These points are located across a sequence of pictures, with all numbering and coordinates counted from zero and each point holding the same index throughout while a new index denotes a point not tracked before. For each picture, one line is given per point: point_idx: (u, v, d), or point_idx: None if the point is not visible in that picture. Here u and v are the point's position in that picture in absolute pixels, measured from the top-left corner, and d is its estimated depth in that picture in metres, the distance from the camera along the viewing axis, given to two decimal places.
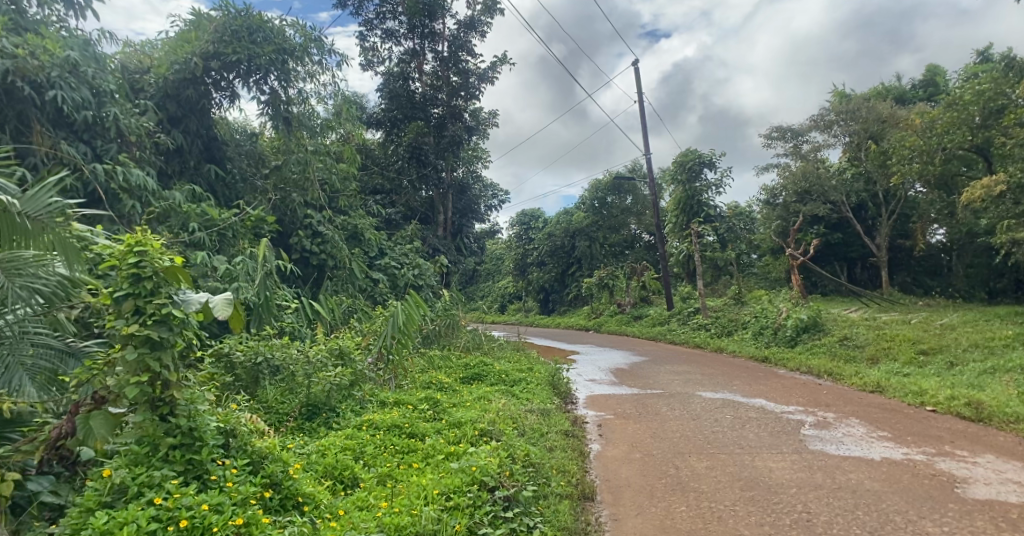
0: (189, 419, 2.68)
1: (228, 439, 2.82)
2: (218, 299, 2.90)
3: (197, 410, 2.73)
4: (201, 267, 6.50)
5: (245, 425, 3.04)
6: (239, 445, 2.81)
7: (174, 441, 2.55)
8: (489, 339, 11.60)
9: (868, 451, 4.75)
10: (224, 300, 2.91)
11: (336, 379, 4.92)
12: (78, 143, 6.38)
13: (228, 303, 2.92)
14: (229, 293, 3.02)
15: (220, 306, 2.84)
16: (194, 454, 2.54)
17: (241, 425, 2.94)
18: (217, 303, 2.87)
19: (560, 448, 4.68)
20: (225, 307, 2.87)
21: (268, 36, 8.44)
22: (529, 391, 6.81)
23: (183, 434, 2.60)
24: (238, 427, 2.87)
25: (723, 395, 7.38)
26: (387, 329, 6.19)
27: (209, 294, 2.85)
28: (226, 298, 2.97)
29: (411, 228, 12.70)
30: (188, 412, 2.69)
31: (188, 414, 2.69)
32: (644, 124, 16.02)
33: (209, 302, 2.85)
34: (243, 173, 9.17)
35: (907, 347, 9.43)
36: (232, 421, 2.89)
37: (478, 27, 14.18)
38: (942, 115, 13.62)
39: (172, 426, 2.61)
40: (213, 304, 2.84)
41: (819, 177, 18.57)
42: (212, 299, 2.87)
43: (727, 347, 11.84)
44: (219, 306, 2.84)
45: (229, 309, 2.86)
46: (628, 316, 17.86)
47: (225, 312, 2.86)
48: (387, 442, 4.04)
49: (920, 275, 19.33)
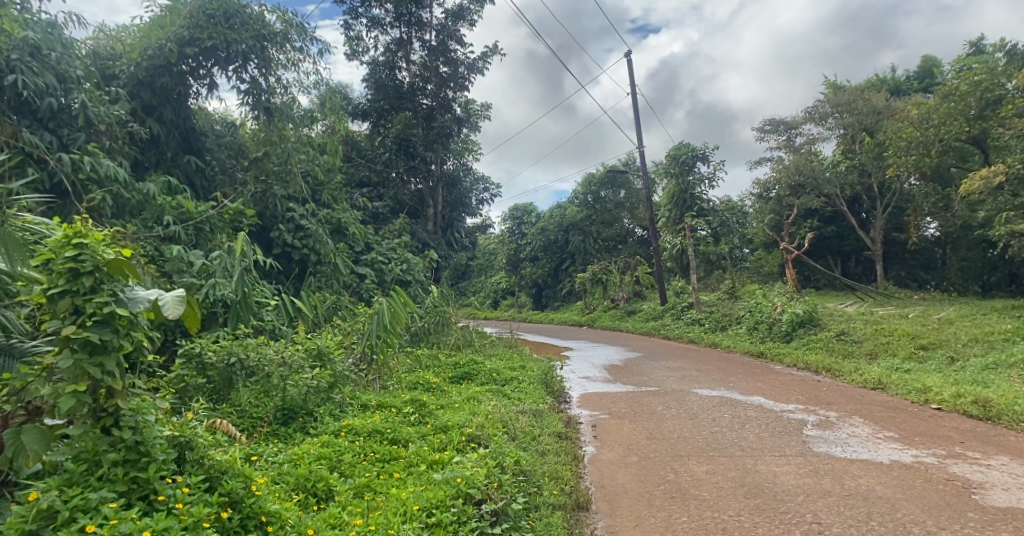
0: (135, 431, 2.37)
1: (182, 452, 2.51)
2: (169, 297, 2.52)
3: (145, 420, 2.42)
4: (175, 261, 6.17)
5: (205, 436, 2.73)
6: (194, 460, 2.49)
7: (116, 458, 2.25)
8: (480, 336, 11.34)
9: (876, 453, 4.53)
10: (177, 298, 2.52)
11: (312, 382, 4.67)
12: (43, 132, 6.04)
13: (182, 301, 2.54)
14: (185, 290, 2.64)
15: (172, 304, 2.46)
16: (140, 472, 2.24)
17: (198, 436, 2.62)
18: (169, 301, 2.49)
19: (552, 452, 4.42)
20: (179, 306, 2.50)
21: (246, 22, 8.09)
22: (520, 390, 6.54)
23: (128, 449, 2.30)
24: (195, 439, 2.55)
25: (719, 393, 7.16)
26: (372, 326, 5.89)
27: (159, 291, 2.49)
28: (180, 294, 2.60)
29: (399, 222, 12.40)
30: (135, 424, 2.38)
31: (135, 425, 2.38)
32: (637, 117, 15.81)
33: (159, 300, 2.48)
34: (223, 164, 8.87)
35: (906, 342, 9.26)
36: (189, 432, 2.59)
37: (467, 16, 13.84)
38: (938, 105, 13.46)
39: (116, 440, 2.31)
40: (164, 302, 2.47)
41: (813, 170, 18.40)
42: (163, 297, 2.50)
43: (721, 342, 11.64)
44: (171, 304, 2.46)
45: (182, 308, 2.47)
46: (621, 312, 17.65)
47: (178, 311, 2.48)
48: (367, 449, 3.77)
49: (915, 269, 19.22)
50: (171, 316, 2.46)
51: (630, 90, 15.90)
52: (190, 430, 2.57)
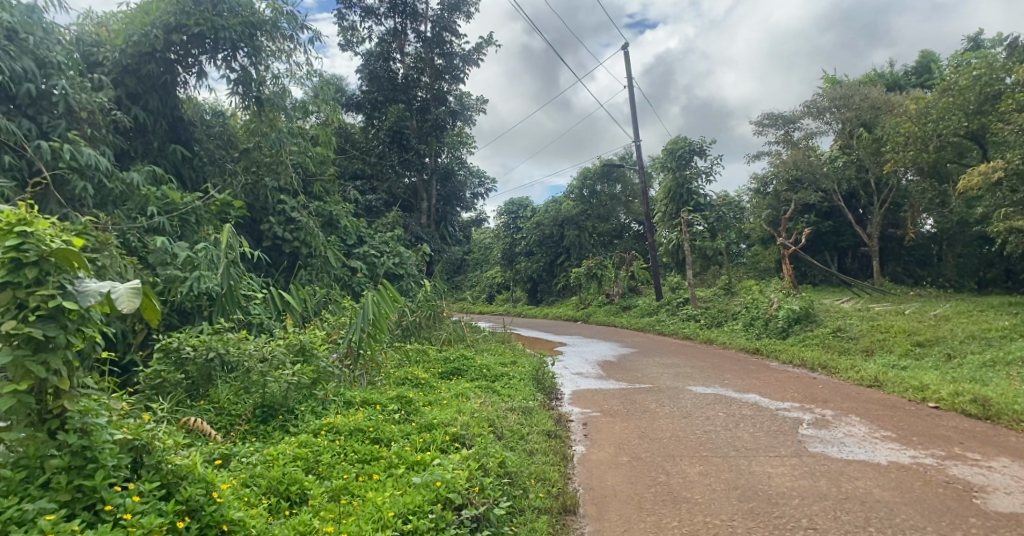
0: (84, 435, 2.22)
1: (137, 457, 2.36)
2: (124, 288, 2.34)
3: (95, 423, 2.26)
4: (159, 253, 5.96)
5: (163, 439, 2.57)
6: (151, 465, 2.34)
7: (59, 464, 2.10)
8: (473, 331, 11.24)
9: (873, 453, 4.41)
10: (133, 290, 2.35)
11: (294, 378, 4.52)
12: (21, 119, 5.84)
13: (138, 294, 2.37)
14: (142, 281, 2.46)
15: (125, 298, 2.28)
16: (85, 480, 2.09)
17: (155, 440, 2.47)
18: (123, 293, 2.32)
19: (540, 452, 4.30)
20: (134, 300, 2.32)
21: (234, 8, 7.88)
22: (510, 387, 6.41)
23: (73, 455, 2.14)
24: (152, 442, 2.40)
25: (714, 390, 7.05)
26: (359, 320, 5.72)
27: (112, 283, 2.31)
28: (137, 285, 2.43)
29: (391, 216, 12.24)
30: (85, 426, 2.23)
31: (84, 428, 2.23)
32: (633, 110, 15.68)
33: (113, 292, 2.30)
34: (212, 154, 8.67)
35: (902, 339, 9.15)
36: (147, 436, 2.44)
37: (462, 7, 13.64)
38: (938, 100, 13.31)
39: (61, 444, 2.15)
40: (118, 295, 2.30)
41: (811, 165, 18.27)
42: (117, 289, 2.32)
43: (717, 338, 11.54)
44: (124, 298, 2.29)
45: (136, 301, 2.30)
46: (616, 307, 17.55)
47: (132, 304, 2.31)
48: (348, 449, 3.62)
49: (911, 265, 19.16)
50: (125, 310, 2.29)
51: (627, 83, 15.75)
52: (148, 433, 2.42)
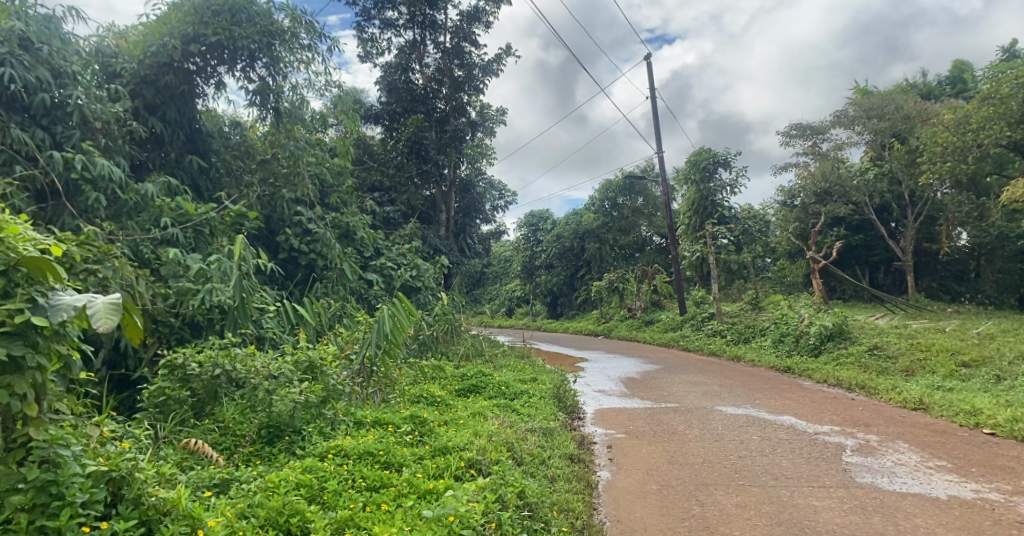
0: (51, 468, 2.10)
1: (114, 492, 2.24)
2: (102, 304, 2.15)
3: (65, 454, 2.14)
4: (171, 265, 5.80)
5: (144, 469, 2.40)
6: (129, 500, 2.23)
7: (22, 502, 1.98)
8: (491, 346, 10.95)
9: (929, 486, 4.01)
10: (111, 306, 2.16)
11: (301, 397, 4.29)
12: (35, 129, 5.72)
13: (117, 310, 2.18)
14: (123, 295, 2.27)
15: (101, 315, 2.08)
16: (48, 521, 1.97)
17: (136, 470, 2.32)
18: (100, 309, 2.13)
19: (563, 479, 4.01)
20: (111, 318, 2.11)
21: (253, 18, 7.85)
22: (529, 406, 6.09)
23: (35, 491, 2.02)
24: (131, 474, 2.27)
25: (745, 411, 6.67)
26: (372, 335, 5.43)
27: (89, 297, 2.14)
28: (119, 300, 2.24)
29: (410, 227, 12.07)
30: (50, 459, 2.11)
31: (51, 460, 2.11)
32: (656, 121, 15.41)
33: (90, 307, 2.13)
34: (229, 166, 8.58)
35: (946, 358, 8.62)
36: (128, 466, 2.30)
37: (482, 18, 13.57)
38: (977, 109, 12.72)
39: (22, 478, 2.02)
40: (93, 310, 2.11)
41: (840, 177, 17.71)
42: (95, 304, 2.14)
43: (745, 355, 11.08)
44: (101, 315, 2.09)
45: (112, 320, 2.09)
46: (639, 321, 17.12)
47: (108, 322, 2.10)
48: (356, 475, 3.35)
49: (947, 280, 18.40)
50: (100, 329, 2.08)
51: (649, 94, 15.52)
52: (127, 463, 2.28)
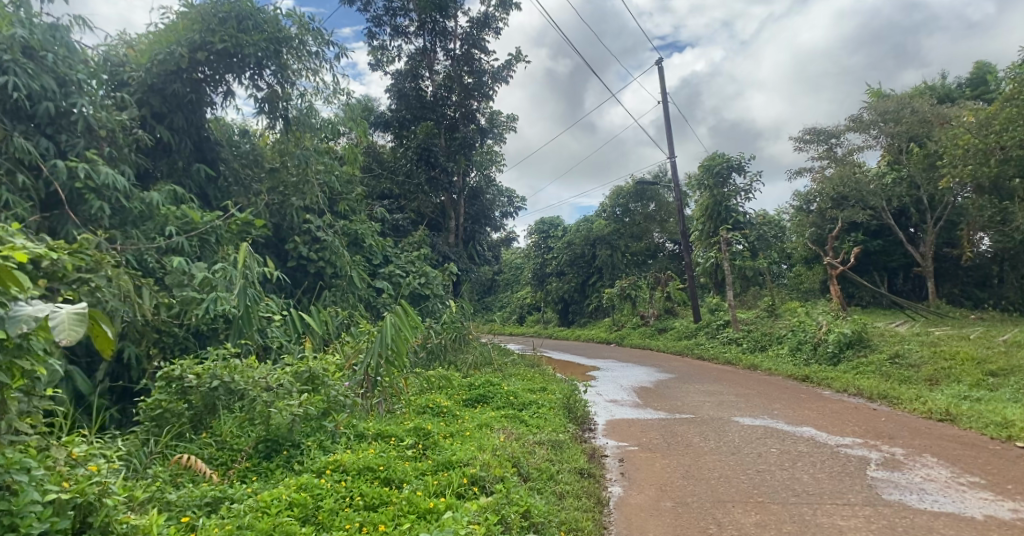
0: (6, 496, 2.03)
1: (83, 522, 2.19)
2: (66, 314, 2.07)
3: (22, 479, 2.06)
4: (176, 274, 5.72)
5: (113, 494, 2.31)
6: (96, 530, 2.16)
7: None
8: (501, 354, 10.80)
9: (963, 505, 3.78)
10: (76, 316, 2.07)
11: (301, 409, 4.15)
12: (40, 138, 5.68)
13: (83, 321, 2.09)
14: (88, 305, 2.17)
15: (64, 327, 2.00)
16: None
17: (103, 497, 2.25)
18: (64, 320, 2.04)
19: (572, 496, 3.83)
20: (74, 329, 2.03)
21: (260, 25, 7.80)
22: (539, 417, 5.91)
23: None
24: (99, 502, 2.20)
25: (763, 421, 6.43)
26: (375, 345, 5.25)
27: (52, 306, 2.06)
28: (85, 310, 2.14)
29: (419, 235, 11.97)
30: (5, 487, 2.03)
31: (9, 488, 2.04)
32: (668, 126, 15.23)
33: (52, 318, 2.04)
34: (237, 174, 8.55)
35: (972, 367, 8.31)
36: (96, 492, 2.24)
37: (492, 24, 13.50)
38: (999, 110, 12.37)
39: None
40: (55, 322, 2.02)
41: (858, 182, 17.36)
42: (58, 314, 2.05)
43: (761, 364, 10.81)
44: (64, 327, 2.00)
45: (76, 332, 2.01)
46: (652, 329, 16.88)
47: (73, 334, 2.01)
48: (355, 492, 3.20)
49: (969, 286, 17.95)
50: (63, 341, 2.00)
51: (662, 98, 15.34)
52: (94, 490, 2.23)
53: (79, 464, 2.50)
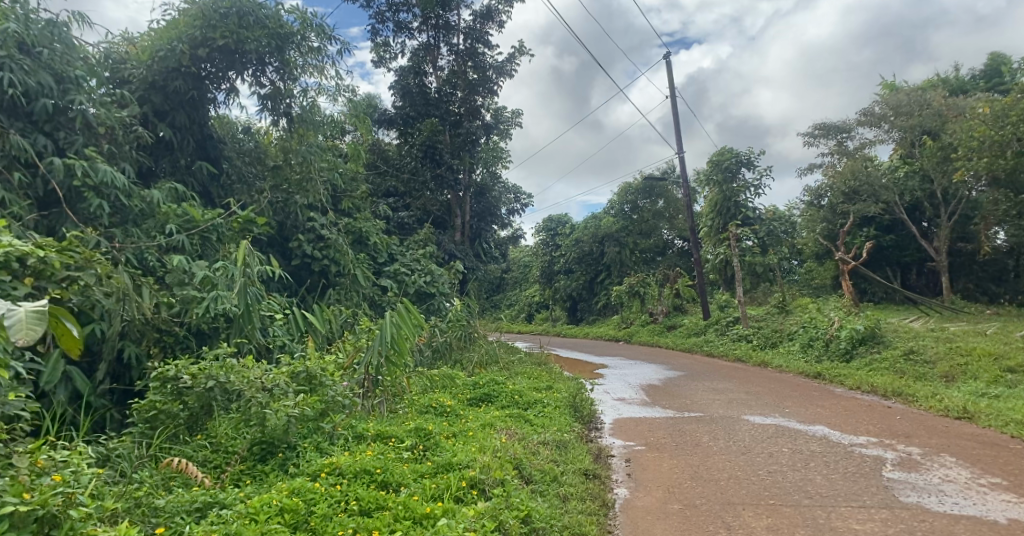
0: None
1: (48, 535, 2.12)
2: (24, 313, 2.16)
3: None
4: (177, 272, 5.63)
5: (80, 509, 2.23)
6: None
7: None
8: (508, 353, 10.73)
9: (985, 508, 3.61)
10: (33, 316, 2.15)
11: (297, 410, 4.06)
12: (37, 135, 5.63)
13: (40, 319, 2.17)
14: (46, 302, 2.24)
15: (19, 327, 2.08)
16: None
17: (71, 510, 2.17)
18: (20, 320, 2.12)
19: (575, 499, 3.71)
20: (29, 329, 2.11)
21: (261, 20, 7.65)
22: (544, 416, 5.79)
23: None
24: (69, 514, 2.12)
25: (773, 420, 6.28)
26: (375, 344, 5.13)
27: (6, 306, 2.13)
28: (44, 306, 2.22)
29: (424, 232, 11.86)
30: None
31: None
32: (676, 120, 15.03)
33: (9, 317, 2.12)
34: (240, 172, 8.49)
35: (989, 363, 8.11)
36: (60, 504, 2.20)
37: (495, 18, 13.39)
38: (1016, 102, 12.10)
39: None
40: (11, 322, 2.11)
41: (869, 176, 17.12)
42: (16, 314, 2.14)
43: (772, 361, 10.63)
44: (18, 326, 2.08)
45: (30, 331, 2.09)
46: (661, 326, 16.72)
47: (28, 333, 2.10)
48: (349, 496, 3.10)
49: (984, 281, 17.62)
50: (18, 341, 2.08)
51: (669, 92, 15.15)
52: (57, 501, 2.18)
53: (44, 474, 2.47)
